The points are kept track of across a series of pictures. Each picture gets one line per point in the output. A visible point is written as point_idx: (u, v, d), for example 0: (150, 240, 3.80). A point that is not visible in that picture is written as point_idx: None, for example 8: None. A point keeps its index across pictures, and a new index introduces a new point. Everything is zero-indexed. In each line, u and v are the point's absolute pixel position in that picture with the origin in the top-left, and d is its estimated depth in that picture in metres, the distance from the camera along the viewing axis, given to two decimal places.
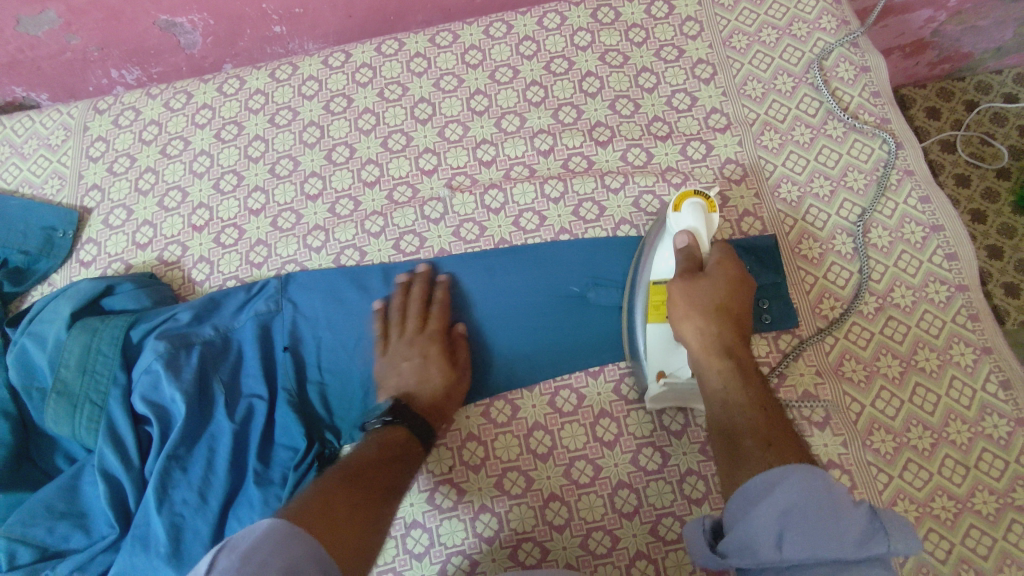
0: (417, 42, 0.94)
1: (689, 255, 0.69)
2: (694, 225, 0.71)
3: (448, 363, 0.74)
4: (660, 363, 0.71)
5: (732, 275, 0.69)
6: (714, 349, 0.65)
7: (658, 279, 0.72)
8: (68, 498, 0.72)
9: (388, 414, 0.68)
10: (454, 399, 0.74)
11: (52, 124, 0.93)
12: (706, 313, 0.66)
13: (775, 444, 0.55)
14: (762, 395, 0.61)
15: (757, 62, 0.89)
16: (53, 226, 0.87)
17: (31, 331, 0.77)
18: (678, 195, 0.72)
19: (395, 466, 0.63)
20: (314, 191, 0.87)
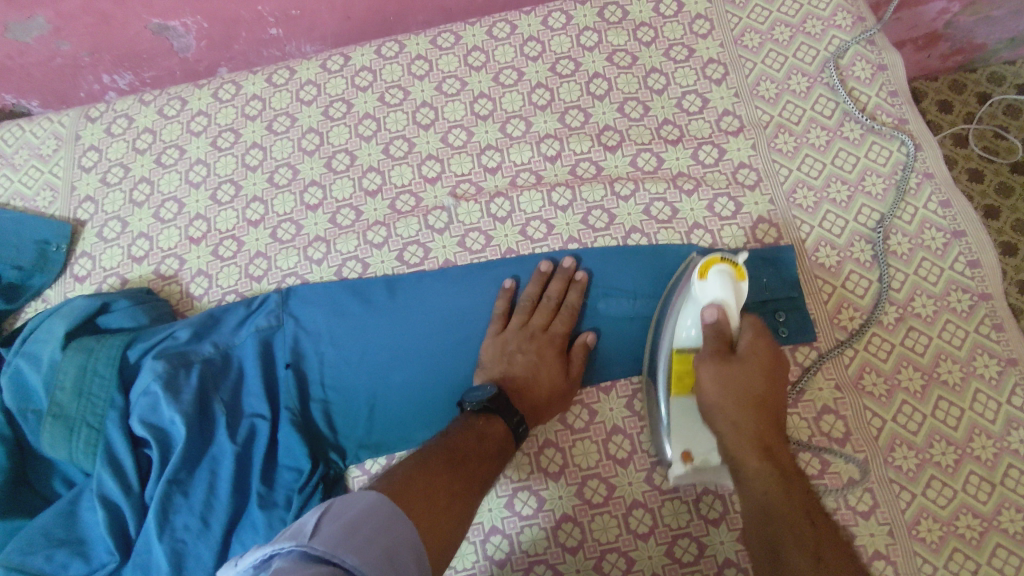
0: (418, 44, 0.91)
1: (719, 335, 0.63)
2: (722, 297, 0.63)
3: (562, 363, 0.73)
4: (686, 443, 0.66)
5: (766, 357, 0.63)
6: (754, 445, 0.58)
7: (682, 348, 0.67)
8: (67, 524, 0.70)
9: (489, 402, 0.66)
10: (557, 400, 0.72)
11: (43, 133, 0.90)
12: (741, 405, 0.60)
13: (827, 561, 0.48)
14: (808, 499, 0.54)
15: (770, 62, 0.85)
16: (46, 239, 0.84)
17: (24, 351, 0.75)
18: (704, 261, 0.65)
19: (489, 460, 0.63)
20: (314, 200, 0.84)
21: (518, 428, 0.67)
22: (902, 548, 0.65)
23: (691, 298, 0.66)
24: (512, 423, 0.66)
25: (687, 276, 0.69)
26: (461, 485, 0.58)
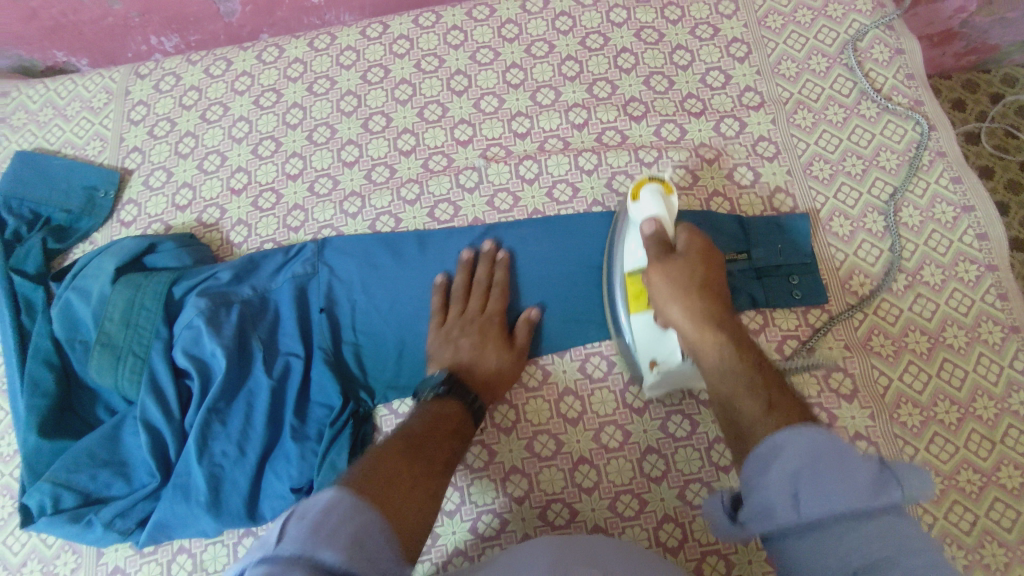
0: (454, 15, 0.95)
1: (660, 240, 0.68)
2: (659, 211, 0.69)
3: (503, 339, 0.76)
4: (650, 352, 0.71)
5: (703, 251, 0.67)
6: (706, 322, 0.62)
7: (632, 270, 0.71)
8: (110, 447, 0.74)
9: (442, 385, 0.69)
10: (508, 371, 0.75)
11: (95, 88, 0.95)
12: (687, 293, 0.64)
13: (777, 405, 0.53)
14: (756, 359, 0.59)
15: (792, 42, 0.89)
16: (95, 186, 0.89)
17: (74, 285, 0.79)
18: (635, 184, 0.71)
19: (448, 441, 0.63)
20: (351, 158, 0.88)
21: (473, 402, 0.69)
22: None
23: (632, 223, 0.72)
24: (461, 399, 0.68)
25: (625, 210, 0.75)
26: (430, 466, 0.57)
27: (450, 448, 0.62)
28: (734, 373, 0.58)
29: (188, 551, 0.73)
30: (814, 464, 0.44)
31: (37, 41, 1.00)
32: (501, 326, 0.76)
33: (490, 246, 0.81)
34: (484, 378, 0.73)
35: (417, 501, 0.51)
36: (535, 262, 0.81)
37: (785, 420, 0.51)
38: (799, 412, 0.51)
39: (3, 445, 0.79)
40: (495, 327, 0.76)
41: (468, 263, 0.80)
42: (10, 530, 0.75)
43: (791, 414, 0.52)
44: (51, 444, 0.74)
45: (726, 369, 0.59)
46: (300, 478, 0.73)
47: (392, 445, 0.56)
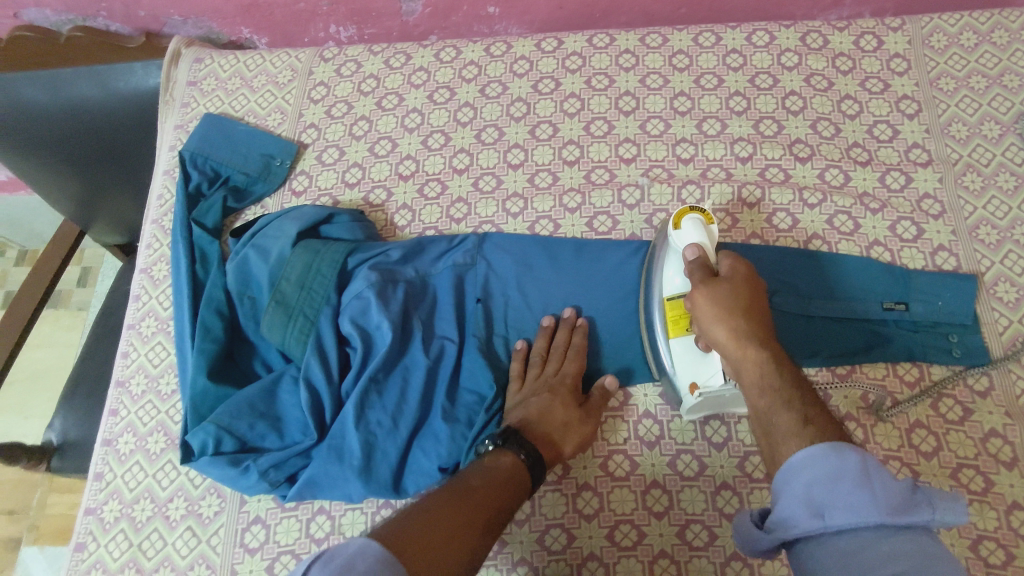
0: (627, 40, 0.99)
1: (702, 265, 0.70)
2: (700, 239, 0.72)
3: (574, 400, 0.76)
4: (690, 374, 0.72)
5: (745, 276, 0.68)
6: (747, 341, 0.64)
7: (672, 295, 0.74)
8: (268, 400, 0.77)
9: (499, 437, 0.70)
10: (579, 432, 0.74)
11: (281, 65, 1.01)
12: (732, 316, 0.65)
13: (813, 421, 0.56)
14: (796, 381, 0.61)
15: (963, 106, 0.90)
16: (273, 154, 0.94)
17: (254, 243, 0.83)
18: (676, 214, 0.74)
19: (499, 491, 0.63)
20: (516, 160, 0.92)
21: (530, 452, 0.68)
22: None
23: (672, 249, 0.75)
24: (517, 449, 0.68)
25: (665, 233, 0.78)
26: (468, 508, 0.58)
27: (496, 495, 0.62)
28: (773, 397, 0.60)
29: (328, 513, 0.75)
30: (846, 476, 0.49)
31: (230, 17, 1.07)
32: (574, 386, 0.77)
33: (571, 313, 0.81)
34: (550, 431, 0.73)
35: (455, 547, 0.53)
36: None
37: (817, 434, 0.54)
38: (835, 429, 0.55)
39: (162, 383, 0.83)
40: (567, 390, 0.76)
41: (547, 330, 0.81)
42: (162, 465, 0.79)
43: (824, 429, 0.55)
44: (216, 389, 0.77)
45: (764, 390, 0.61)
46: (447, 459, 0.74)
47: (441, 494, 0.59)
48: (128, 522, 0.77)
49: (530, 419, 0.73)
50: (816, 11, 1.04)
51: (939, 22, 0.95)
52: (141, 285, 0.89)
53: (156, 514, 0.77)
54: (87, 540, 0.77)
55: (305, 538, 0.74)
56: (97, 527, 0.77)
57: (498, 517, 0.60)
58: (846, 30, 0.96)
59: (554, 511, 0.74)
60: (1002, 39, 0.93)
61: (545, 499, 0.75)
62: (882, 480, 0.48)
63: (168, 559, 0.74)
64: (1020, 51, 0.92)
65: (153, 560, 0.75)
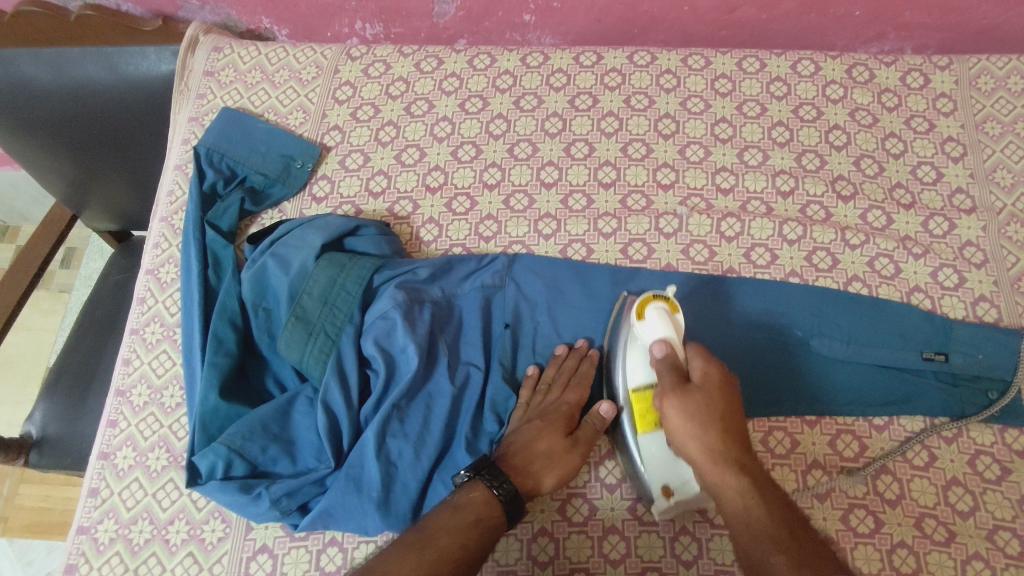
0: (669, 59, 0.95)
1: (673, 365, 0.65)
2: (666, 334, 0.66)
3: (565, 425, 0.71)
4: (664, 478, 0.67)
5: (717, 380, 0.64)
6: (725, 463, 0.61)
7: (639, 388, 0.68)
8: (282, 422, 0.72)
9: (469, 468, 0.66)
10: (564, 461, 0.70)
11: (305, 61, 0.96)
12: (705, 428, 0.62)
13: (805, 558, 0.54)
14: (782, 505, 0.59)
15: (1008, 153, 0.88)
16: (293, 155, 0.89)
17: (273, 252, 0.78)
18: (640, 300, 0.69)
19: (462, 535, 0.61)
20: (550, 179, 0.88)
21: (505, 485, 0.64)
22: None
23: (636, 339, 0.70)
24: (490, 483, 0.64)
25: (628, 316, 0.73)
26: (427, 569, 0.58)
27: (463, 542, 0.60)
28: (759, 528, 0.57)
29: (340, 545, 0.71)
30: None
31: (251, 6, 1.01)
32: (567, 410, 0.72)
33: (583, 344, 0.78)
34: (530, 460, 0.68)
35: None
36: (730, 324, 0.80)
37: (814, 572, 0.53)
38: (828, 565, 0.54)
39: (166, 395, 0.79)
40: (560, 415, 0.71)
41: (558, 359, 0.77)
42: (163, 484, 0.74)
43: (820, 565, 0.54)
44: (227, 407, 0.72)
45: (749, 517, 0.58)
46: None
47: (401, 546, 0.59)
48: (124, 544, 0.72)
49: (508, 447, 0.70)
50: (858, 42, 1.02)
51: (987, 64, 0.93)
52: (147, 288, 0.85)
53: (155, 537, 0.72)
54: (79, 561, 0.72)
55: (314, 571, 0.70)
56: (90, 548, 0.72)
57: (462, 562, 0.59)
58: (893, 65, 0.94)
59: (578, 555, 0.71)
60: None
61: (569, 541, 0.71)
62: None
63: None
64: None
65: None
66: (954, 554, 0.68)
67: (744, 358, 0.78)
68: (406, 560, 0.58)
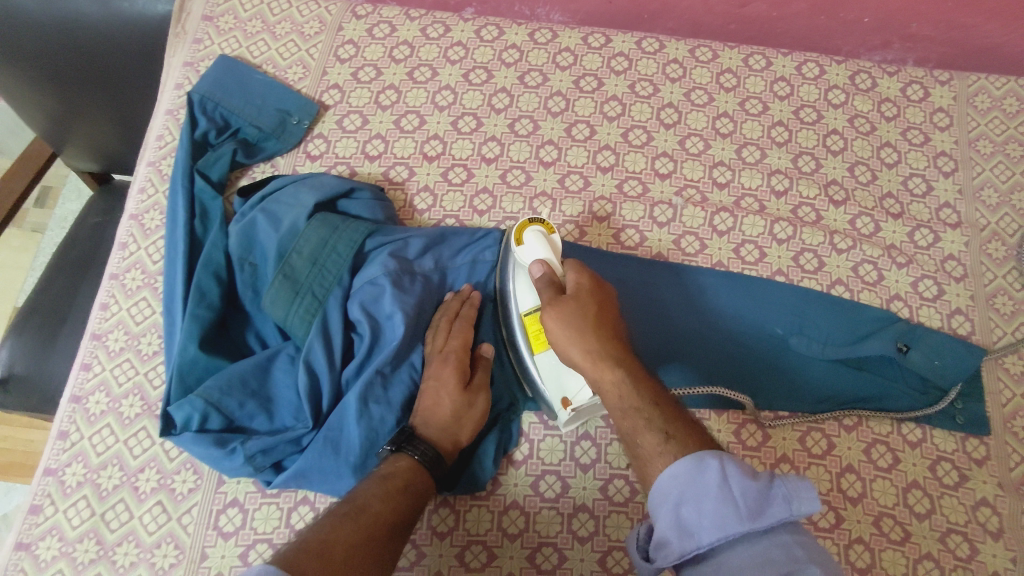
0: (677, 49, 0.95)
1: (548, 282, 0.67)
2: (545, 255, 0.70)
3: (460, 381, 0.71)
4: (561, 389, 0.70)
5: (589, 286, 0.66)
6: (603, 361, 0.61)
7: (528, 310, 0.72)
8: (261, 378, 0.72)
9: (391, 443, 0.66)
10: (473, 415, 0.71)
11: (309, 15, 0.94)
12: (582, 335, 0.62)
13: (675, 435, 0.55)
14: (657, 392, 0.59)
15: (997, 172, 0.90)
16: (290, 111, 0.87)
17: (264, 208, 0.77)
18: (517, 229, 0.73)
19: (392, 499, 0.61)
20: (549, 158, 0.88)
21: (426, 450, 0.66)
22: None
23: (518, 264, 0.73)
24: (413, 451, 0.65)
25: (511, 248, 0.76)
26: (364, 533, 0.56)
27: (396, 506, 0.61)
28: (638, 421, 0.57)
29: (311, 504, 0.71)
30: (707, 491, 0.49)
31: None
32: (458, 363, 0.71)
33: (466, 288, 0.78)
34: (441, 424, 0.68)
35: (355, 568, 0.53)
36: (712, 317, 0.81)
37: (681, 447, 0.53)
38: (696, 437, 0.54)
39: (144, 343, 0.77)
40: (452, 369, 0.71)
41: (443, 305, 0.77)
42: (136, 432, 0.73)
43: (687, 440, 0.54)
44: (207, 360, 0.72)
45: (626, 412, 0.58)
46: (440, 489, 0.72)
47: (336, 514, 0.58)
48: (92, 489, 0.71)
49: (416, 407, 0.70)
50: (862, 49, 1.02)
51: (985, 83, 0.95)
52: (130, 233, 0.83)
53: (124, 484, 0.71)
54: (44, 502, 0.71)
55: (285, 527, 0.70)
56: (57, 491, 0.71)
57: (394, 524, 0.59)
58: (895, 75, 0.96)
59: (547, 530, 0.72)
60: None
61: (541, 515, 0.72)
62: (739, 480, 0.49)
63: (134, 534, 0.69)
64: None
65: (117, 533, 0.70)
66: (907, 553, 0.71)
67: (724, 352, 0.80)
68: (343, 526, 0.56)
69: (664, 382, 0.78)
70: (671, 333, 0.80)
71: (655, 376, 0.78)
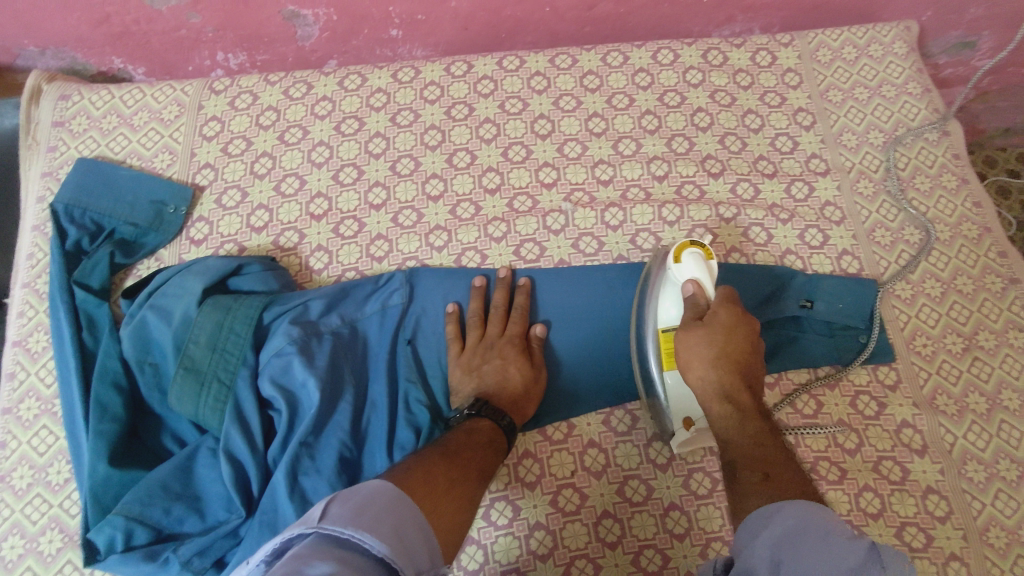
0: (537, 61, 0.98)
1: (693, 304, 0.72)
2: (698, 276, 0.73)
3: (523, 356, 0.78)
4: (686, 411, 0.73)
5: (731, 319, 0.69)
6: (716, 393, 0.66)
7: (664, 327, 0.75)
8: (184, 479, 0.69)
9: (470, 408, 0.72)
10: (537, 390, 0.77)
11: (164, 99, 0.92)
12: (705, 363, 0.68)
13: (774, 478, 0.58)
14: (763, 431, 0.63)
15: (851, 117, 0.97)
16: (164, 201, 0.85)
17: (151, 304, 0.74)
18: (677, 246, 0.75)
19: (483, 450, 0.67)
20: (436, 192, 0.89)
21: (505, 417, 0.72)
22: (974, 551, 0.71)
23: (670, 281, 0.76)
24: (494, 417, 0.71)
25: (659, 261, 0.78)
26: (459, 472, 0.62)
27: (485, 458, 0.67)
28: (740, 457, 0.62)
29: None
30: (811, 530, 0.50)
31: (98, 46, 0.97)
32: (509, 341, 0.79)
33: (481, 282, 0.82)
34: (511, 397, 0.75)
35: (454, 503, 0.59)
36: (623, 311, 0.83)
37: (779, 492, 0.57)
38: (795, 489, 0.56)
39: (52, 473, 0.73)
40: (514, 349, 0.78)
41: (481, 291, 0.82)
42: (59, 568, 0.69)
43: (783, 487, 0.57)
44: (121, 474, 0.69)
45: (732, 439, 0.64)
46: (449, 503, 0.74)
47: (432, 454, 0.64)
48: None
49: (485, 384, 0.75)
50: (711, 27, 1.08)
51: (823, 37, 1.02)
52: (16, 362, 0.79)
53: None
54: None
55: None
56: None
57: (483, 471, 0.65)
58: (742, 46, 1.01)
59: (508, 557, 0.71)
60: (877, 52, 1.01)
61: (497, 544, 0.72)
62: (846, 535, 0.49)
63: None
64: (893, 64, 1.00)
65: None
66: (847, 490, 0.74)
67: None
68: (438, 463, 0.62)
69: (590, 380, 0.80)
70: (588, 333, 0.82)
71: (578, 376, 0.81)
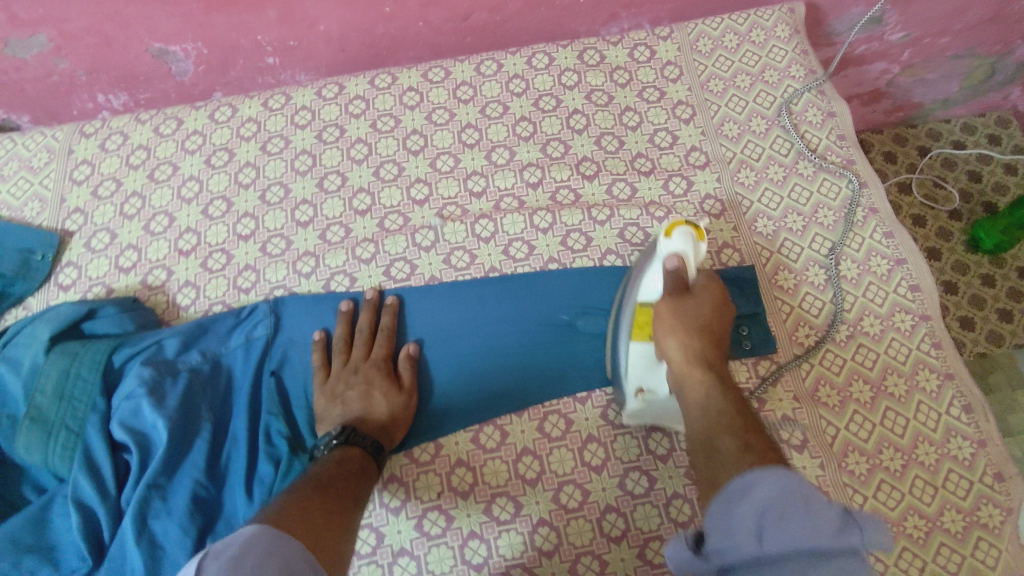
0: (410, 77, 0.97)
1: (677, 278, 0.69)
2: (683, 250, 0.69)
3: (388, 380, 0.75)
4: (644, 384, 0.71)
5: (715, 297, 0.71)
6: (693, 360, 0.66)
7: (645, 299, 0.72)
8: (35, 531, 0.68)
9: (336, 437, 0.69)
10: (405, 415, 0.74)
11: (35, 147, 0.92)
12: (689, 331, 0.68)
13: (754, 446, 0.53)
14: (739, 402, 0.62)
15: (732, 105, 0.94)
16: (30, 248, 0.85)
17: (3, 357, 0.75)
18: (669, 222, 0.71)
19: (354, 478, 0.64)
20: (305, 218, 0.87)
21: (373, 442, 0.70)
22: None
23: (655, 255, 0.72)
24: (362, 444, 0.69)
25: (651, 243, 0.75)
26: (333, 504, 0.59)
27: (356, 487, 0.64)
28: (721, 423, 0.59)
29: None
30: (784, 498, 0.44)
31: None
32: (373, 364, 0.76)
33: (348, 305, 0.81)
34: (376, 423, 0.72)
35: (334, 531, 0.56)
36: (495, 326, 0.81)
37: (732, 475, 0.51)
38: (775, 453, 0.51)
39: None
40: (379, 372, 0.76)
41: (348, 315, 0.80)
42: None
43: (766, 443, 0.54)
44: None
45: (716, 410, 0.61)
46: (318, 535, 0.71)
47: (304, 488, 0.60)
48: None
49: (348, 412, 0.73)
50: (597, 25, 1.06)
51: (703, 27, 1.00)
52: None
53: None
54: None
55: None
56: None
57: (355, 499, 0.62)
58: (620, 43, 1.00)
59: None
60: (760, 37, 0.99)
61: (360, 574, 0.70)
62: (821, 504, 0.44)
63: None
64: (776, 48, 0.98)
65: None
66: None
67: (514, 354, 0.80)
68: (309, 496, 0.59)
69: (461, 400, 0.78)
70: (460, 352, 0.80)
71: (450, 397, 0.78)
